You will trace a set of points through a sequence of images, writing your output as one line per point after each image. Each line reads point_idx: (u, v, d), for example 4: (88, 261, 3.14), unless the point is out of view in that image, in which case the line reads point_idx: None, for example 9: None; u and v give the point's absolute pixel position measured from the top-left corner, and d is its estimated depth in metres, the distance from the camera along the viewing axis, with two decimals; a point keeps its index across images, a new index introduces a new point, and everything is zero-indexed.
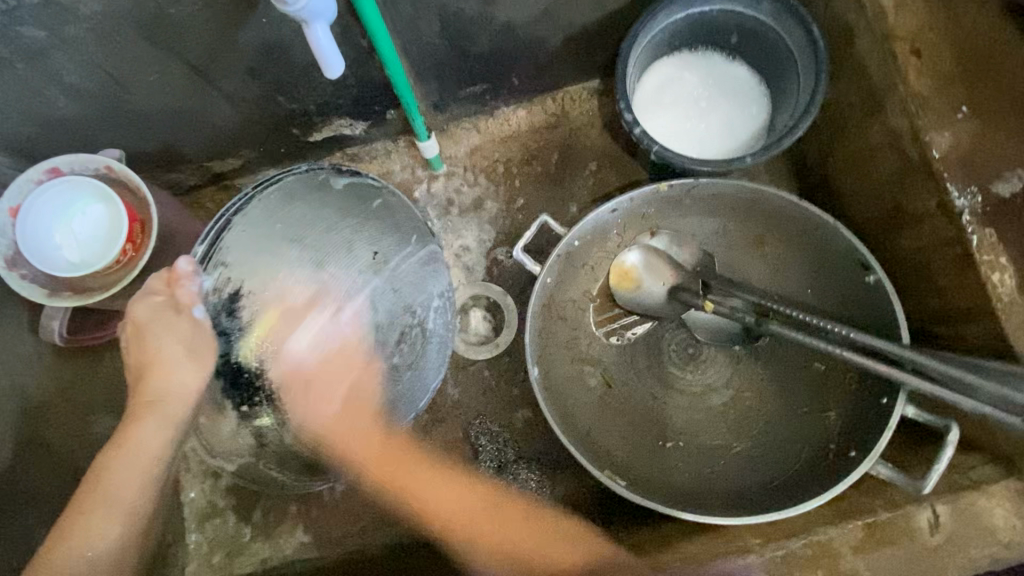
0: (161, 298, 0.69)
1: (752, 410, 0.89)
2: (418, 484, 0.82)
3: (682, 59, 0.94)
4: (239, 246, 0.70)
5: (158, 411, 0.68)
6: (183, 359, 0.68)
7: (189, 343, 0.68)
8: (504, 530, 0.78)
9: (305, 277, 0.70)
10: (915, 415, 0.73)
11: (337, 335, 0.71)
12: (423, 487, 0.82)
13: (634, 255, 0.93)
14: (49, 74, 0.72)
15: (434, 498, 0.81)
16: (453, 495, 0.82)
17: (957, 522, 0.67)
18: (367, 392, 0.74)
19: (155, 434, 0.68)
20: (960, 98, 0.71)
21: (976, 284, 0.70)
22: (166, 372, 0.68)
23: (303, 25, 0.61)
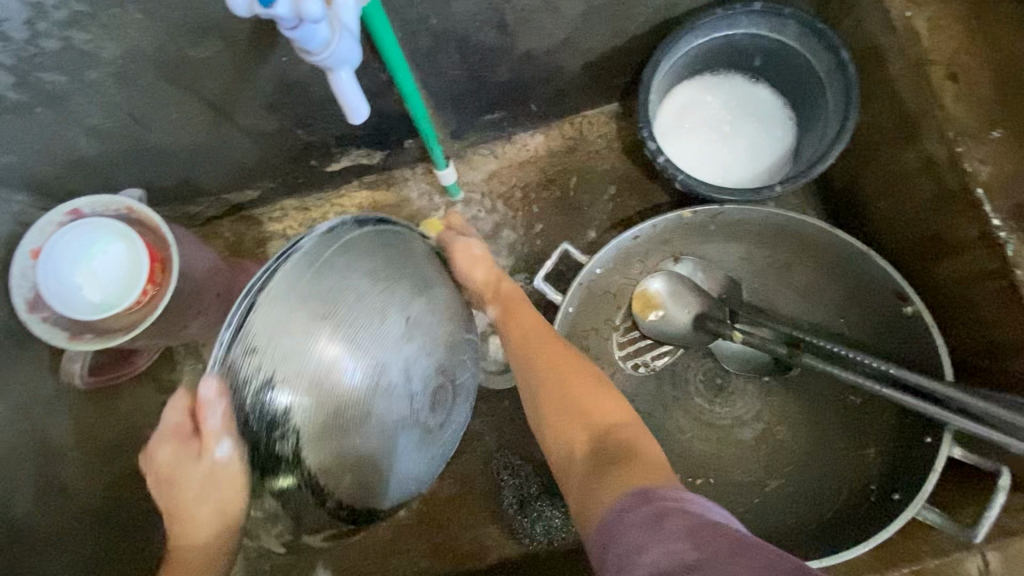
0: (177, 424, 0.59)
1: (783, 445, 0.86)
2: (516, 300, 0.76)
3: (704, 83, 0.92)
4: (264, 331, 0.56)
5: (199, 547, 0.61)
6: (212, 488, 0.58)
7: (211, 486, 0.58)
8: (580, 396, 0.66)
9: (349, 352, 0.60)
10: (961, 456, 0.69)
11: (380, 407, 0.64)
12: (517, 303, 0.76)
13: (657, 282, 0.91)
14: (71, 116, 0.71)
15: (522, 306, 0.75)
16: (534, 326, 0.73)
17: (1007, 569, 0.64)
18: (401, 461, 0.69)
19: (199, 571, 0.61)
20: (1002, 127, 0.68)
21: (1021, 319, 0.67)
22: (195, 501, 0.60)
23: (327, 71, 0.59)
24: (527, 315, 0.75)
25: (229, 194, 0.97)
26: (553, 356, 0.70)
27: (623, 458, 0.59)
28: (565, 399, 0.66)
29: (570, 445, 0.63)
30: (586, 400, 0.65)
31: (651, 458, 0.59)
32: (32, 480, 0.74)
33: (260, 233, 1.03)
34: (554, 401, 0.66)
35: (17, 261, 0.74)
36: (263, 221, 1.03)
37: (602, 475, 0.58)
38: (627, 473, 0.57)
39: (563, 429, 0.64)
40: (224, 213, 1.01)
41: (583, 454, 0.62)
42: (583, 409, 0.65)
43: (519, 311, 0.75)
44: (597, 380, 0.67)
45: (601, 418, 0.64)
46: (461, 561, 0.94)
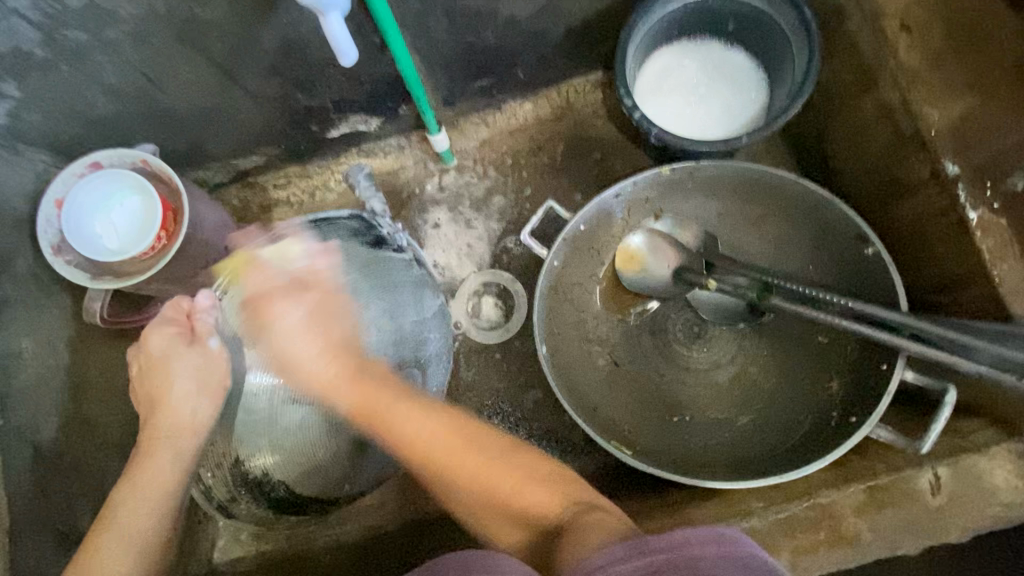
0: (173, 329, 0.72)
1: (755, 384, 0.91)
2: (388, 411, 0.68)
3: (681, 48, 0.98)
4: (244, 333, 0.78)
5: (165, 442, 0.69)
6: (190, 390, 0.71)
7: (200, 374, 0.72)
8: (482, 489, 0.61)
9: None
10: (914, 378, 0.74)
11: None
12: (391, 410, 0.68)
13: (638, 239, 0.96)
14: (91, 75, 0.78)
15: (396, 421, 0.67)
16: (424, 428, 0.65)
17: (958, 483, 0.69)
18: (372, 441, 0.84)
19: (170, 463, 0.69)
20: (953, 71, 0.73)
21: (970, 250, 0.72)
22: (172, 406, 0.71)
23: (318, 18, 0.66)
24: (409, 421, 0.67)
25: (237, 160, 1.04)
26: (450, 455, 0.63)
27: (565, 528, 0.55)
28: (487, 492, 0.61)
29: (516, 538, 0.59)
30: (493, 474, 0.61)
31: (574, 513, 0.56)
32: (58, 412, 0.81)
33: (267, 199, 1.10)
34: (478, 488, 0.61)
35: (43, 209, 0.82)
36: (269, 187, 1.10)
37: (551, 553, 0.54)
38: (579, 540, 0.52)
39: (497, 515, 0.60)
40: (232, 180, 1.08)
41: (532, 541, 0.58)
42: (500, 498, 0.60)
43: (398, 426, 0.67)
44: (498, 453, 0.63)
45: (517, 486, 0.60)
46: None
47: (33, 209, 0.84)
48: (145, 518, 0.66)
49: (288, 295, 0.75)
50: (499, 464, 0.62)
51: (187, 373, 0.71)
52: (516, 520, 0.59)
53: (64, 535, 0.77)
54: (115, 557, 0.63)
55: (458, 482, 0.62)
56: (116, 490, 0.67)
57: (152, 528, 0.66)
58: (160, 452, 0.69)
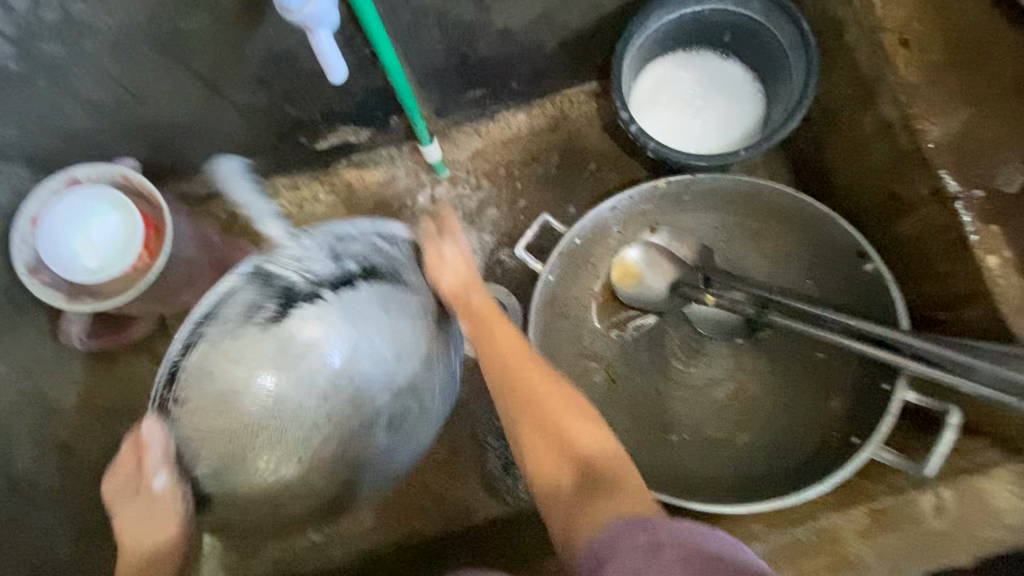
0: (121, 474, 0.67)
1: (755, 401, 0.89)
2: (489, 324, 0.68)
3: (677, 59, 0.96)
4: (221, 427, 0.73)
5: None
6: (140, 528, 0.65)
7: (150, 518, 0.65)
8: (553, 422, 0.62)
9: (303, 371, 0.75)
10: (916, 399, 0.73)
11: (337, 396, 0.76)
12: (493, 325, 0.68)
13: (634, 252, 0.96)
14: (68, 89, 0.75)
15: (489, 328, 0.68)
16: (517, 346, 0.66)
17: (961, 505, 0.68)
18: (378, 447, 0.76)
19: None
20: (952, 87, 0.72)
21: (971, 269, 0.71)
22: (127, 544, 0.65)
23: (306, 33, 0.63)
24: (505, 336, 0.67)
25: None
26: (533, 377, 0.64)
27: (609, 480, 0.59)
28: (551, 422, 0.62)
29: (562, 474, 0.60)
30: (567, 408, 0.62)
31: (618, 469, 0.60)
32: (34, 438, 0.78)
33: None
34: (538, 418, 0.62)
35: (17, 228, 0.79)
36: None
37: (585, 509, 0.57)
38: (618, 496, 0.57)
39: (542, 443, 0.61)
40: None
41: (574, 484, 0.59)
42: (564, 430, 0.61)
43: (493, 333, 0.67)
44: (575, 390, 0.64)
45: (585, 432, 0.61)
46: (448, 521, 0.98)
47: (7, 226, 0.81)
48: None
49: (460, 266, 0.71)
50: (574, 405, 0.63)
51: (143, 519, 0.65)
52: (565, 454, 0.60)
53: (41, 568, 0.74)
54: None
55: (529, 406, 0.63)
56: None
57: None
58: None
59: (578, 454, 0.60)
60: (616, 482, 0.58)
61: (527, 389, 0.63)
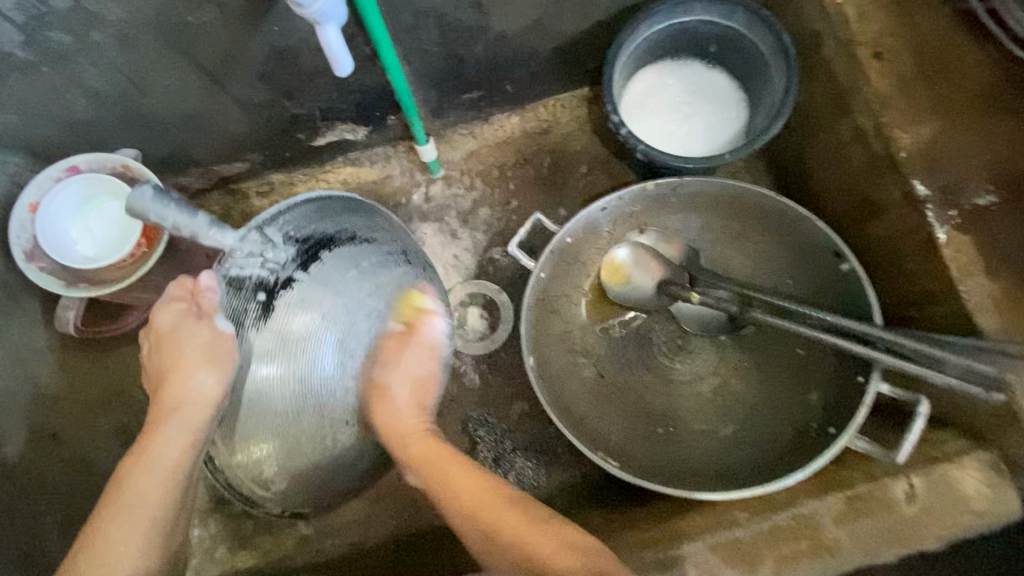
0: (183, 306, 0.75)
1: (738, 396, 0.92)
2: (444, 472, 0.74)
3: (665, 68, 1.01)
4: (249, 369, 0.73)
5: (178, 411, 0.72)
6: (202, 363, 0.71)
7: (209, 354, 0.72)
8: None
9: (301, 327, 0.72)
10: (889, 390, 0.77)
11: (338, 368, 0.73)
12: (445, 466, 0.74)
13: (623, 251, 0.99)
14: (72, 78, 0.76)
15: (450, 480, 0.73)
16: (467, 479, 0.72)
17: (931, 492, 0.71)
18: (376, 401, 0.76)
19: (178, 433, 0.71)
20: (922, 98, 0.77)
21: (940, 268, 0.75)
22: (186, 374, 0.71)
23: (315, 28, 0.65)
24: (460, 472, 0.73)
25: (220, 166, 1.03)
26: (505, 521, 0.68)
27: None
28: (521, 550, 0.66)
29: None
30: (528, 539, 0.66)
31: (594, 569, 0.62)
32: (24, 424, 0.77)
33: (248, 206, 1.09)
34: (501, 543, 0.67)
35: (15, 214, 0.79)
36: (251, 195, 1.09)
37: None
38: None
39: (526, 574, 0.65)
40: (214, 186, 1.07)
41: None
42: (537, 556, 0.65)
43: (448, 479, 0.73)
44: (536, 511, 0.69)
45: (557, 551, 0.64)
46: (439, 514, 0.99)
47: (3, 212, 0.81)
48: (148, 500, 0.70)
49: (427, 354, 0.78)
50: (534, 521, 0.68)
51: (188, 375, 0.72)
52: None
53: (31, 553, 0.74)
54: (118, 535, 0.69)
55: (500, 537, 0.67)
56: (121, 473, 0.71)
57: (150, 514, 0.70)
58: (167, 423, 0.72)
59: (550, 571, 0.63)
60: None
61: (500, 534, 0.67)
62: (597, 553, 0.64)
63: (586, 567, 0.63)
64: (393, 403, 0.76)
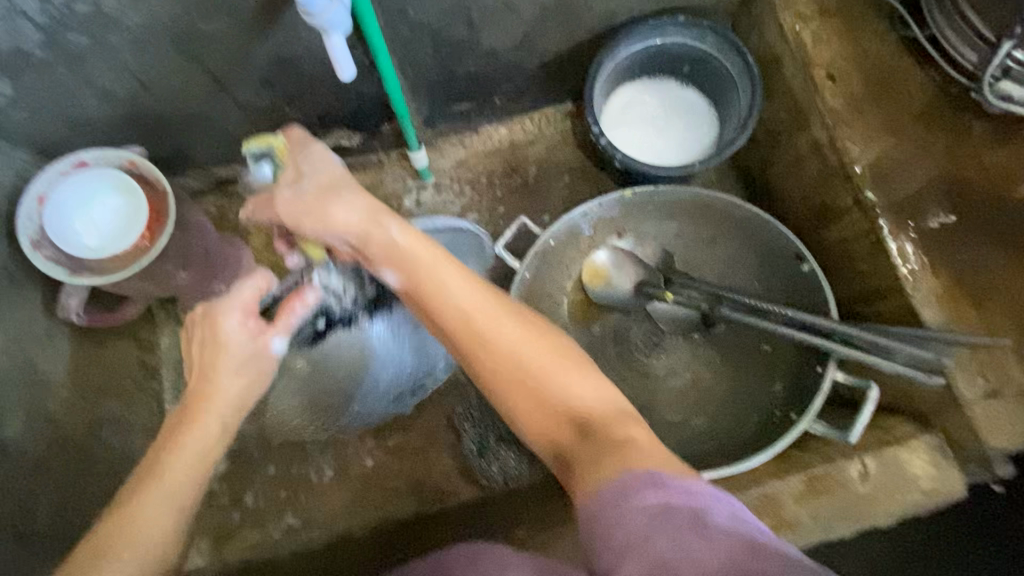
0: (237, 315, 0.76)
1: (708, 388, 0.98)
2: (439, 278, 0.67)
3: (642, 85, 1.09)
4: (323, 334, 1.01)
5: (217, 407, 0.71)
6: (239, 372, 0.74)
7: (253, 364, 0.75)
8: (532, 402, 0.60)
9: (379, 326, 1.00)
10: (843, 378, 0.82)
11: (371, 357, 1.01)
12: (439, 276, 0.67)
13: (603, 255, 1.06)
14: (85, 78, 0.81)
15: (446, 283, 0.67)
16: (469, 295, 0.65)
17: (883, 472, 0.77)
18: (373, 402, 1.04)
19: (211, 433, 0.69)
20: (869, 114, 0.85)
21: (887, 266, 0.82)
22: (223, 380, 0.72)
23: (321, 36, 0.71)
24: (459, 289, 0.66)
25: (219, 167, 1.08)
26: (509, 342, 0.62)
27: (616, 438, 0.55)
28: (522, 385, 0.61)
29: (549, 427, 0.59)
30: (538, 359, 0.61)
31: (605, 411, 0.58)
32: (22, 410, 0.80)
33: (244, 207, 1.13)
34: (503, 362, 0.62)
35: (24, 205, 0.82)
36: None
37: (584, 442, 0.56)
38: (619, 447, 0.54)
39: (526, 393, 0.60)
40: (212, 187, 1.11)
41: (574, 440, 0.57)
42: (539, 366, 0.61)
43: (444, 294, 0.66)
44: (545, 332, 0.63)
45: (561, 371, 0.60)
46: (423, 505, 1.02)
47: (9, 205, 0.84)
48: (167, 499, 0.63)
49: (330, 189, 0.72)
50: (549, 349, 0.62)
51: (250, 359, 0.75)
52: (548, 406, 0.59)
53: (24, 536, 0.75)
54: (152, 509, 0.62)
55: (497, 360, 0.62)
56: (143, 465, 0.65)
57: (174, 516, 0.62)
58: (200, 423, 0.69)
59: (558, 399, 0.59)
60: (619, 429, 0.56)
61: (497, 342, 0.62)
62: (590, 379, 0.61)
63: (603, 416, 0.58)
64: (330, 236, 0.73)
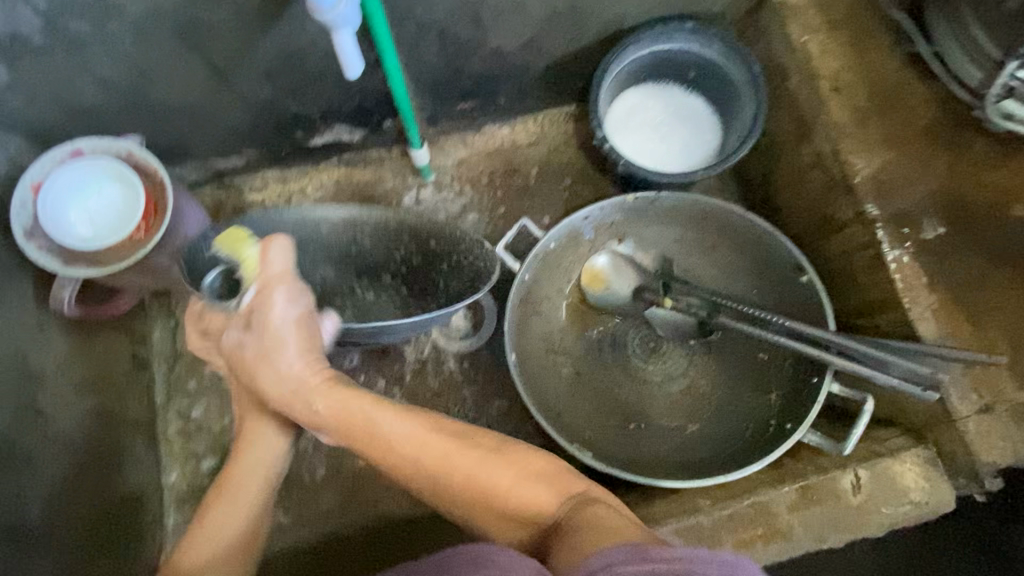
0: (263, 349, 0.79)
1: (704, 395, 0.98)
2: (374, 417, 0.73)
3: (647, 89, 1.08)
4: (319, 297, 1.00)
5: (254, 458, 0.84)
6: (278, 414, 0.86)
7: (281, 417, 0.86)
8: (499, 516, 0.65)
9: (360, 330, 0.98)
10: (839, 391, 0.84)
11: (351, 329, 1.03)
12: (374, 416, 0.73)
13: (603, 259, 1.06)
14: (84, 65, 0.79)
15: (383, 426, 0.72)
16: (404, 429, 0.70)
17: (874, 483, 0.78)
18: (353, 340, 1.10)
19: (270, 456, 0.85)
20: (872, 127, 0.86)
21: (885, 280, 0.83)
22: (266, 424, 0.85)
23: (330, 33, 0.70)
24: (394, 425, 0.71)
25: (217, 159, 1.06)
26: (459, 466, 0.67)
27: (576, 517, 0.58)
28: (478, 500, 0.66)
29: (517, 538, 0.63)
30: (477, 471, 0.66)
31: (563, 505, 0.61)
32: (11, 402, 0.78)
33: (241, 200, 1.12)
34: (457, 488, 0.66)
35: (17, 193, 0.81)
36: (246, 189, 1.13)
37: (548, 546, 0.59)
38: (584, 526, 0.56)
39: (488, 507, 0.65)
40: (209, 178, 1.10)
41: (540, 540, 0.61)
42: (487, 486, 0.65)
43: (383, 433, 0.71)
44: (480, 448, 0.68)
45: (511, 480, 0.64)
46: (416, 505, 1.02)
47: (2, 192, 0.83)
48: (235, 522, 0.80)
49: (299, 325, 0.79)
50: (493, 461, 0.66)
51: (272, 414, 0.85)
52: (511, 517, 0.64)
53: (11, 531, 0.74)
54: (204, 549, 0.76)
55: (453, 486, 0.67)
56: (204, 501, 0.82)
57: (224, 547, 0.78)
58: (245, 460, 0.84)
59: (512, 505, 0.64)
60: (576, 514, 0.59)
61: (445, 466, 0.67)
62: (545, 476, 0.64)
63: (558, 511, 0.61)
64: (279, 375, 0.78)
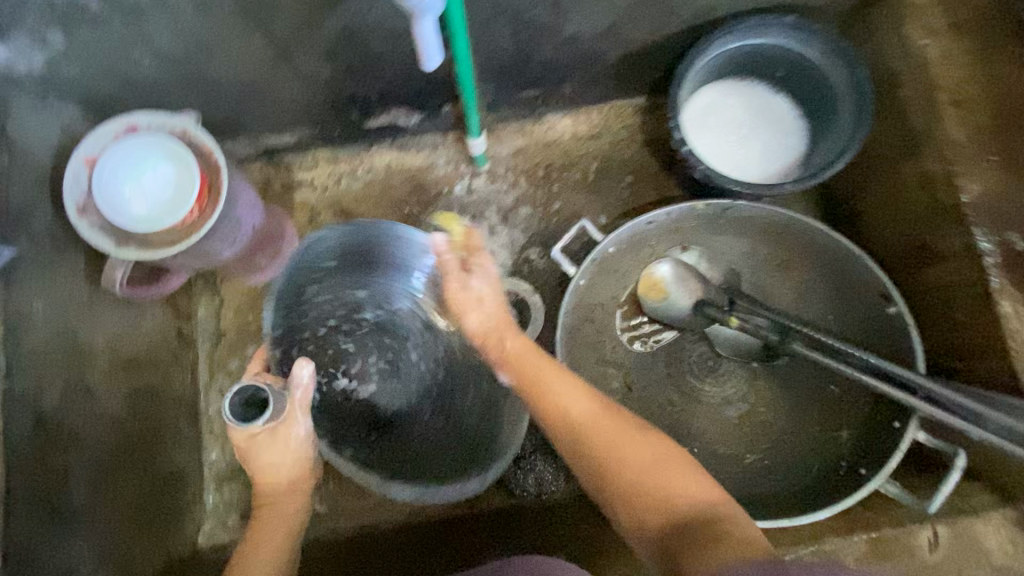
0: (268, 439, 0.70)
1: (764, 423, 0.93)
2: (545, 377, 0.71)
3: (728, 87, 1.00)
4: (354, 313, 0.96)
5: (276, 505, 0.74)
6: (280, 457, 0.73)
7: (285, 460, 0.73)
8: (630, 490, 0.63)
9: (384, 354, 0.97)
10: (924, 439, 0.77)
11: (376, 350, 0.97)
12: (551, 381, 0.71)
13: (665, 267, 0.98)
14: (141, 37, 0.75)
15: (555, 386, 0.70)
16: (573, 396, 0.69)
17: (954, 542, 0.72)
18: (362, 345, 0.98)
19: (286, 505, 0.74)
20: (992, 149, 0.77)
21: (989, 321, 0.75)
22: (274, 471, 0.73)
23: (410, 18, 0.64)
24: (564, 388, 0.70)
25: (269, 136, 1.02)
26: (614, 438, 0.66)
27: (721, 533, 0.57)
28: (638, 482, 0.63)
29: (647, 527, 0.61)
30: (651, 471, 0.63)
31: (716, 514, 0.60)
32: (61, 381, 0.78)
33: (290, 178, 1.09)
34: (607, 466, 0.65)
35: (72, 166, 0.78)
36: (295, 167, 1.09)
37: (683, 547, 0.58)
38: (729, 542, 0.56)
39: (637, 496, 0.62)
40: (258, 154, 1.06)
41: (670, 537, 0.59)
42: (643, 469, 0.63)
43: (552, 386, 0.70)
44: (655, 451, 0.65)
45: (653, 466, 0.63)
46: (451, 507, 0.99)
47: (55, 164, 0.80)
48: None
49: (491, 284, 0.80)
50: (655, 447, 0.65)
51: (275, 458, 0.72)
52: (654, 504, 0.61)
53: (57, 513, 0.74)
54: None
55: (608, 456, 0.65)
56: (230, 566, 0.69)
57: None
58: (266, 513, 0.73)
59: (660, 495, 0.61)
60: (720, 534, 0.57)
61: (600, 433, 0.66)
62: (695, 479, 0.62)
63: (707, 518, 0.59)
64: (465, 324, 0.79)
